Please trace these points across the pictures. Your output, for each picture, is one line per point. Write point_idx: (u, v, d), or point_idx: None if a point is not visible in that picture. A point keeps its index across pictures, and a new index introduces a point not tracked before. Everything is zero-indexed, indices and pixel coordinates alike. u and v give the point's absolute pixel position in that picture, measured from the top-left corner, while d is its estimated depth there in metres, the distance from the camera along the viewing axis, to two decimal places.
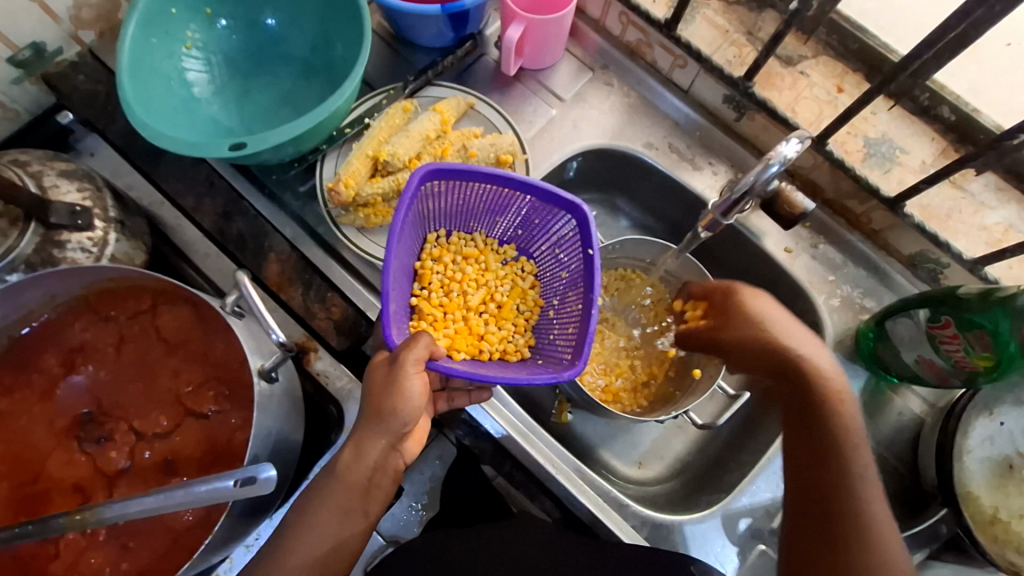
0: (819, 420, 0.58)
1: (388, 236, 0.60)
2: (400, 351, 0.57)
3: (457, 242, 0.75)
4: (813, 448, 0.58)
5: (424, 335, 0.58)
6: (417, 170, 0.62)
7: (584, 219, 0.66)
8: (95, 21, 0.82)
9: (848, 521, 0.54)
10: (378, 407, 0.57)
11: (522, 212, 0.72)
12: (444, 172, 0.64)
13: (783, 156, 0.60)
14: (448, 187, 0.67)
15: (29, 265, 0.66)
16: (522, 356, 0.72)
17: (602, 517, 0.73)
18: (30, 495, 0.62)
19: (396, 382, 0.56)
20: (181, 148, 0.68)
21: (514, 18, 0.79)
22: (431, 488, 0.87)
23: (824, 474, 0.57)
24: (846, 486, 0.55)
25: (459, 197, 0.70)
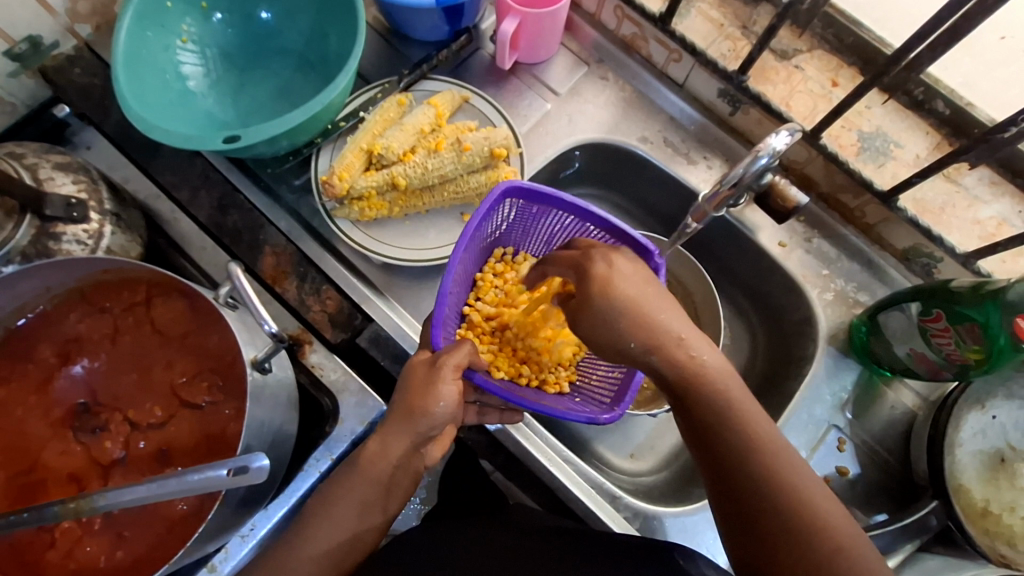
0: (716, 422, 0.54)
1: (457, 242, 0.61)
2: (442, 354, 0.58)
3: (520, 264, 0.76)
4: (717, 452, 0.53)
5: (466, 344, 0.59)
6: (499, 183, 0.63)
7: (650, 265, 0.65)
8: (92, 14, 0.82)
9: (783, 522, 0.49)
10: (411, 407, 0.57)
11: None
12: (519, 193, 0.65)
13: (773, 147, 0.60)
14: (523, 208, 0.69)
15: (24, 257, 0.67)
16: (558, 390, 0.73)
17: (594, 507, 0.73)
18: (26, 484, 0.63)
19: (433, 386, 0.57)
20: (175, 141, 0.68)
21: (509, 11, 0.79)
22: (429, 483, 0.85)
23: (740, 480, 0.52)
24: (769, 485, 0.51)
25: (529, 219, 0.71)
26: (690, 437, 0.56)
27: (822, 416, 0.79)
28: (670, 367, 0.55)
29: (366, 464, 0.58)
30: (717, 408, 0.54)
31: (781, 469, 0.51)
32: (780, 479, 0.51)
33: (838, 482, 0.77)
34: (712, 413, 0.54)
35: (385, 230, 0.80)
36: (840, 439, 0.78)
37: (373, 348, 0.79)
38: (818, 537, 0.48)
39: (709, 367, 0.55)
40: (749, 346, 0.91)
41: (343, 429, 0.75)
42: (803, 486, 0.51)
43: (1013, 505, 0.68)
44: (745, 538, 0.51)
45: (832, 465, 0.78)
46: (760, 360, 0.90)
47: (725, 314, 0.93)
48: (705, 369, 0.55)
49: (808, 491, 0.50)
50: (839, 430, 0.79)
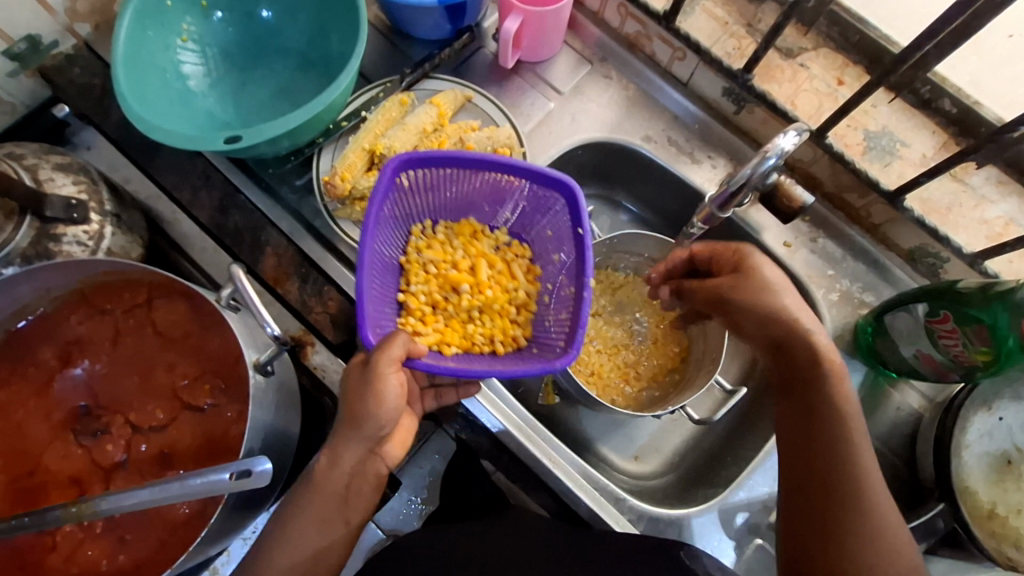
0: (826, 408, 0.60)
1: (363, 232, 0.62)
2: (375, 353, 0.56)
3: (443, 233, 0.74)
4: (815, 431, 0.60)
5: (401, 335, 0.57)
6: (391, 160, 0.64)
7: (574, 198, 0.67)
8: (91, 13, 0.81)
9: (844, 500, 0.57)
10: (354, 412, 0.57)
11: (516, 197, 0.72)
12: (415, 162, 0.65)
13: (781, 147, 0.59)
14: (430, 175, 0.68)
15: (25, 258, 0.66)
16: (517, 346, 0.71)
17: (598, 509, 0.73)
18: (27, 487, 0.62)
19: (373, 384, 0.56)
20: (177, 141, 0.68)
21: (511, 10, 0.78)
22: (431, 482, 0.88)
23: (824, 456, 0.59)
24: (850, 469, 0.58)
25: (439, 183, 0.70)
26: (792, 411, 0.63)
27: None
28: (798, 351, 0.62)
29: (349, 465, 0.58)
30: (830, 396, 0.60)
31: (863, 460, 0.58)
32: (859, 469, 0.58)
33: None
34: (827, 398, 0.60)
35: None
36: None
37: None
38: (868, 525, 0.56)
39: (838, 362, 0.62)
40: None
41: None
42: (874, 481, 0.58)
43: (1020, 508, 0.68)
44: (807, 501, 0.59)
45: None
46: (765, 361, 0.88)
47: None
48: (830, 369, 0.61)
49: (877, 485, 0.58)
50: None
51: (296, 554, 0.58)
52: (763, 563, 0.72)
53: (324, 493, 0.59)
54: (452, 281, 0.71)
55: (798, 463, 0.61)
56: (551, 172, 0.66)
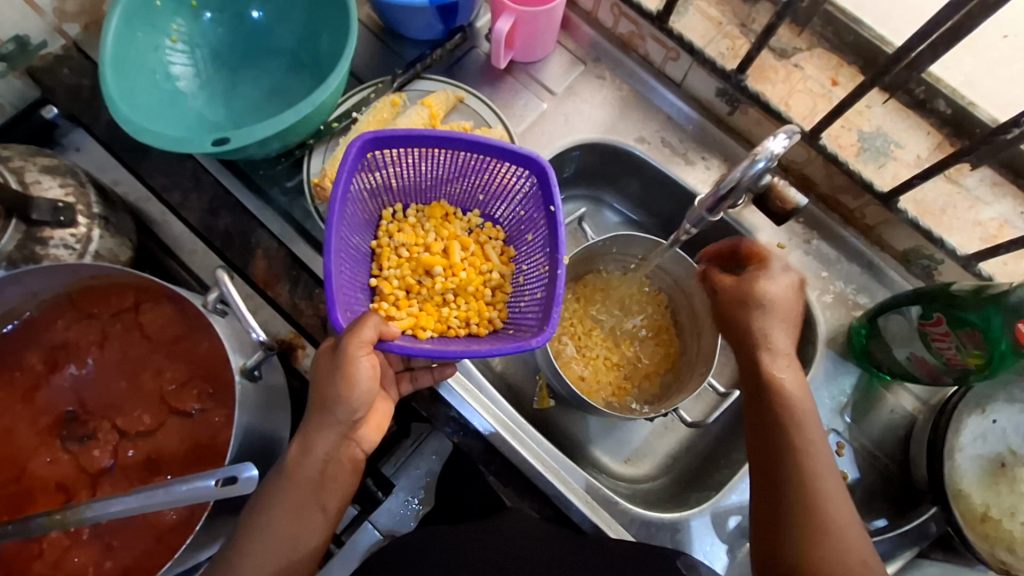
0: (778, 418, 0.61)
1: (329, 213, 0.59)
2: (345, 337, 0.55)
3: (414, 216, 0.74)
4: (770, 442, 0.61)
5: (372, 317, 0.57)
6: (354, 141, 0.61)
7: (545, 176, 0.65)
8: (80, 14, 0.81)
9: (796, 509, 0.57)
10: (323, 397, 0.58)
11: (488, 177, 0.71)
12: (380, 143, 0.63)
13: (771, 151, 0.59)
14: (397, 156, 0.67)
15: (10, 262, 0.65)
16: (494, 329, 0.71)
17: (588, 513, 0.73)
18: (13, 493, 0.62)
19: (343, 368, 0.56)
20: (164, 144, 0.67)
21: (503, 10, 0.78)
22: (428, 483, 0.85)
23: (778, 466, 0.60)
24: (803, 479, 0.58)
25: (408, 164, 0.69)
26: (753, 430, 0.63)
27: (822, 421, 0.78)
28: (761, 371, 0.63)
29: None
30: (784, 406, 0.61)
31: (818, 470, 0.58)
32: (814, 481, 0.58)
33: None
34: (779, 408, 0.61)
35: None
36: (838, 443, 0.77)
37: None
38: (821, 534, 0.56)
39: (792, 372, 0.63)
40: None
41: None
42: (828, 491, 0.58)
43: (1013, 510, 0.68)
44: (765, 510, 0.59)
45: None
46: None
47: None
48: (783, 382, 0.62)
49: (832, 494, 0.58)
50: (837, 434, 0.78)
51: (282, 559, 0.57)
52: None
53: (311, 493, 0.59)
54: (425, 264, 0.70)
55: (761, 483, 0.61)
56: (519, 149, 0.64)
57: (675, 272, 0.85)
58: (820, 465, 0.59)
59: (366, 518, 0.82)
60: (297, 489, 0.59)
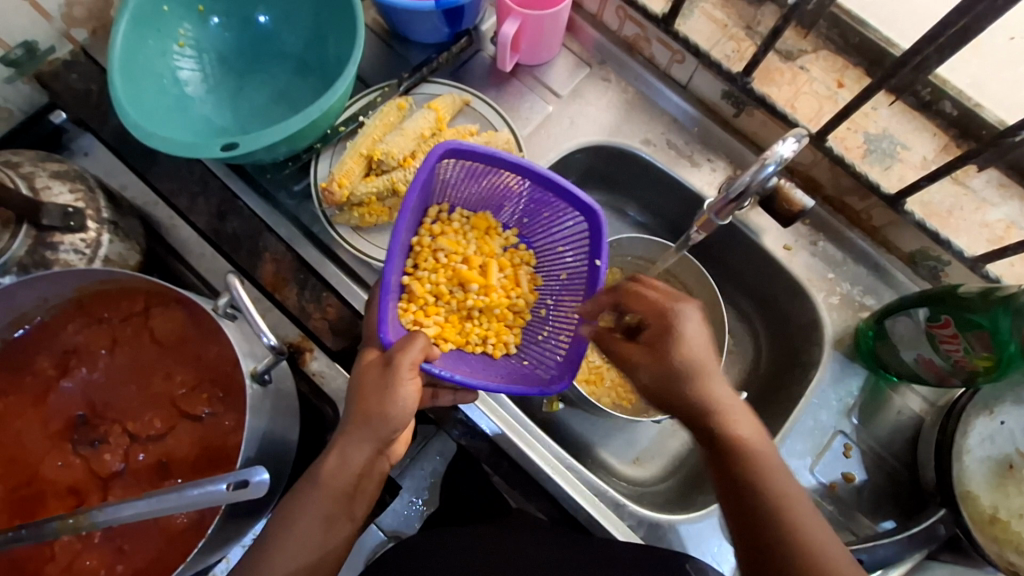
0: (745, 471, 0.56)
1: (399, 214, 0.60)
2: (396, 354, 0.57)
3: (459, 220, 0.73)
4: (752, 515, 0.55)
5: (420, 338, 0.59)
6: (437, 147, 0.62)
7: (598, 227, 0.66)
8: (87, 19, 0.81)
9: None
10: (364, 411, 0.57)
11: (538, 206, 0.71)
12: (459, 153, 0.63)
13: (780, 155, 0.58)
14: (464, 165, 0.67)
15: (21, 267, 0.66)
16: (508, 352, 0.72)
17: (599, 517, 0.72)
18: (26, 497, 0.62)
19: (390, 388, 0.56)
20: (173, 149, 0.67)
21: (509, 14, 0.78)
22: (432, 484, 0.86)
23: (767, 528, 0.54)
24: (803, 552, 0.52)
25: (470, 173, 0.69)
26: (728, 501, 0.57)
27: (829, 422, 0.78)
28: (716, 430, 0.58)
29: (333, 476, 0.57)
30: (755, 471, 0.56)
31: (818, 539, 0.53)
32: (806, 539, 0.53)
33: (844, 488, 0.77)
34: (752, 472, 0.56)
35: (385, 235, 0.78)
36: (846, 445, 0.78)
37: None
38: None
39: (749, 430, 0.58)
40: (752, 349, 0.90)
41: None
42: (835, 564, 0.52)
43: (1022, 512, 0.68)
44: None
45: (839, 471, 0.77)
46: (763, 363, 0.88)
47: (728, 317, 0.92)
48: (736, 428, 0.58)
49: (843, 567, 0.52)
50: (845, 435, 0.78)
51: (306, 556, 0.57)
52: None
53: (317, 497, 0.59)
54: (462, 277, 0.71)
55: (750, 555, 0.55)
56: (586, 200, 0.65)
57: (680, 274, 0.85)
58: (815, 532, 0.53)
59: (371, 519, 0.83)
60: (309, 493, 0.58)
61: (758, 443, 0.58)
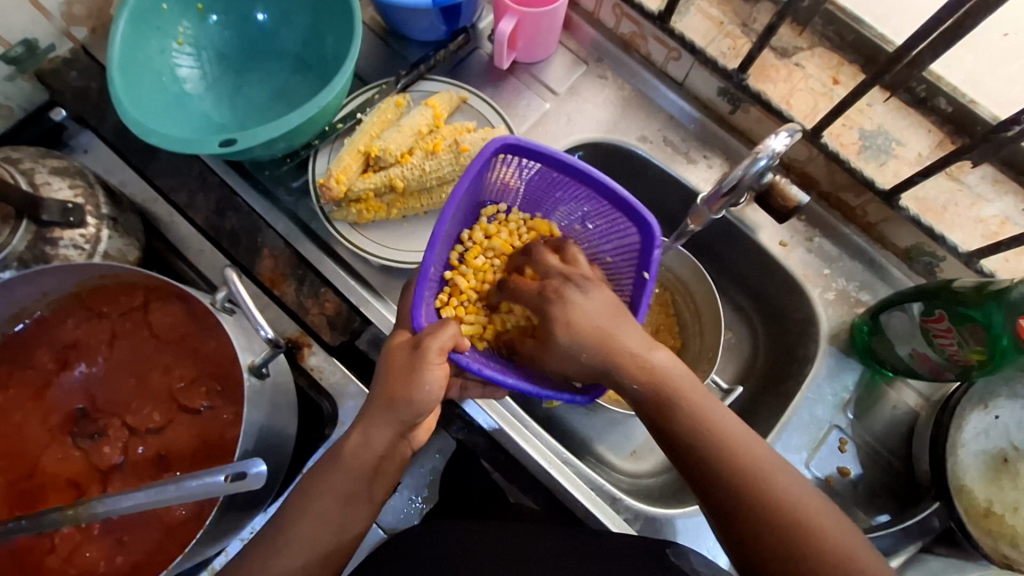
0: (694, 430, 0.55)
1: (449, 200, 0.61)
2: (425, 337, 0.58)
3: (514, 222, 0.74)
4: (701, 469, 0.55)
5: (450, 326, 0.60)
6: (494, 140, 0.63)
7: (649, 236, 0.65)
8: (87, 17, 0.82)
9: (775, 527, 0.52)
10: (392, 394, 0.58)
11: (595, 216, 0.71)
12: (518, 149, 0.65)
13: (772, 149, 0.59)
14: (523, 164, 0.68)
15: (21, 262, 0.66)
16: None
17: (594, 510, 0.73)
18: (26, 489, 0.63)
19: (418, 370, 0.57)
20: (172, 145, 0.68)
21: (506, 11, 0.79)
22: (431, 481, 0.84)
23: (728, 484, 0.53)
24: (755, 489, 0.53)
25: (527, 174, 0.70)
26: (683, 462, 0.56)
27: (824, 417, 0.79)
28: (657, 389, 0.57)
29: (332, 467, 0.58)
30: (690, 421, 0.56)
31: (767, 473, 0.54)
32: (767, 486, 0.53)
33: (840, 482, 0.77)
34: (684, 423, 0.56)
35: (382, 231, 0.79)
36: (841, 440, 0.78)
37: (373, 350, 0.79)
38: (816, 545, 0.51)
39: (676, 377, 0.58)
40: (749, 345, 0.90)
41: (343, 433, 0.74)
42: (788, 491, 0.53)
43: (1016, 506, 0.68)
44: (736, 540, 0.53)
45: (834, 466, 0.77)
46: (760, 359, 0.88)
47: (725, 313, 0.92)
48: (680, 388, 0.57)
49: (799, 495, 0.53)
50: (841, 430, 0.78)
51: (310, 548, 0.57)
52: None
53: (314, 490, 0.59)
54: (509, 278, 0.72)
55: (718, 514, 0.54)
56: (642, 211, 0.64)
57: (677, 270, 0.85)
58: (763, 464, 0.54)
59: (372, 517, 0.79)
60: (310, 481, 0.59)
61: (683, 389, 0.57)
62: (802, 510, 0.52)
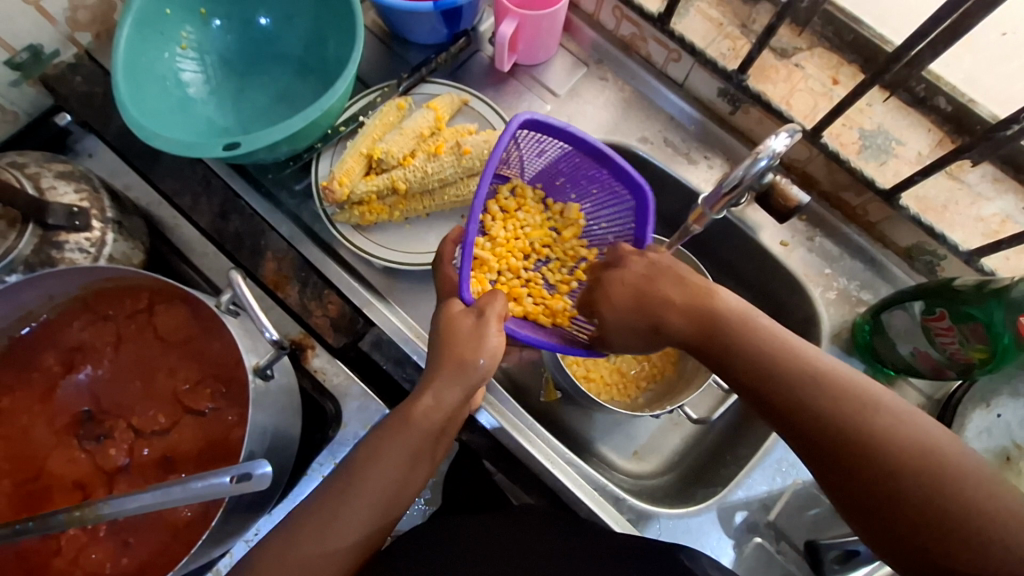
0: (772, 375, 0.52)
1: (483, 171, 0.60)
2: (485, 306, 0.60)
3: (530, 197, 0.77)
4: (795, 413, 0.51)
5: (499, 298, 0.61)
6: (518, 116, 0.62)
7: (648, 204, 0.67)
8: (92, 23, 0.82)
9: (884, 461, 0.47)
10: (457, 358, 0.59)
11: (602, 185, 0.73)
12: (537, 125, 0.65)
13: (772, 149, 0.57)
14: (538, 138, 0.68)
15: (27, 266, 0.67)
16: None
17: (597, 509, 0.73)
18: (32, 491, 0.63)
19: (485, 334, 0.59)
20: (176, 148, 0.68)
21: (507, 14, 0.79)
22: (433, 483, 0.86)
23: (823, 424, 0.49)
24: (854, 425, 0.48)
25: (541, 147, 0.70)
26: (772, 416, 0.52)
27: None
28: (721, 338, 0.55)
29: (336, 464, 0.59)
30: (766, 361, 0.52)
31: (864, 406, 0.49)
32: (866, 419, 0.48)
33: None
34: (759, 366, 0.53)
35: (385, 233, 0.80)
36: None
37: (375, 351, 0.80)
38: (937, 474, 0.46)
39: (740, 314, 0.55)
40: None
41: (347, 433, 0.75)
42: (892, 424, 0.48)
43: None
44: (846, 483, 0.49)
45: None
46: None
47: None
48: (732, 319, 0.55)
49: (903, 429, 0.48)
50: None
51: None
52: (762, 562, 0.73)
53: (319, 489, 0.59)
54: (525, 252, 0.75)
55: (821, 461, 0.50)
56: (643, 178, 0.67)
57: None
58: (857, 399, 0.49)
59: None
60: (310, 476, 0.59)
61: (752, 328, 0.54)
62: (912, 445, 0.47)
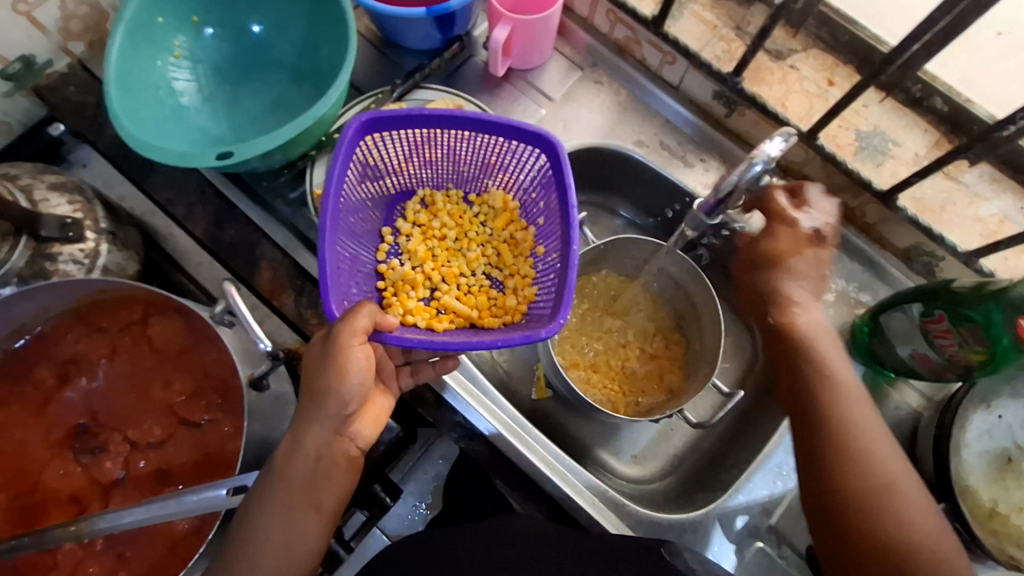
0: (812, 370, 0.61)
1: (330, 178, 0.62)
2: (339, 325, 0.56)
3: (444, 202, 0.79)
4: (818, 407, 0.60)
5: (368, 306, 0.57)
6: (352, 121, 0.65)
7: (561, 168, 0.67)
8: (85, 32, 0.82)
9: (864, 479, 0.56)
10: (313, 389, 0.58)
11: (505, 158, 0.74)
12: (384, 123, 0.67)
13: (768, 154, 0.55)
14: (400, 137, 0.70)
15: (21, 278, 0.67)
16: (523, 314, 0.73)
17: (597, 516, 0.73)
18: (28, 505, 0.63)
19: (335, 357, 0.56)
20: (169, 159, 0.68)
21: (500, 18, 0.79)
22: (434, 488, 0.88)
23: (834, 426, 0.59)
24: (860, 440, 0.58)
25: (414, 147, 0.73)
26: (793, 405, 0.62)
27: None
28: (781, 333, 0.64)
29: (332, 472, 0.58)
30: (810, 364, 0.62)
31: (875, 434, 0.58)
32: (868, 439, 0.58)
33: None
34: (812, 372, 0.61)
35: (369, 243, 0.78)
36: None
37: None
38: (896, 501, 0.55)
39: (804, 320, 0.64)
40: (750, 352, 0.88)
41: None
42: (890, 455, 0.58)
43: (1021, 506, 0.67)
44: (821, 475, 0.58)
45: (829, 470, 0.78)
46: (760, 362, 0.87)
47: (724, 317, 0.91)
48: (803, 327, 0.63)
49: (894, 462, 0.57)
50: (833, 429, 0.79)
51: (310, 541, 0.59)
52: (766, 567, 0.72)
53: (303, 493, 0.58)
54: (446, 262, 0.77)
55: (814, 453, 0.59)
56: (504, 119, 0.67)
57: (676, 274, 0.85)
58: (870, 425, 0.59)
59: (375, 523, 0.84)
60: (296, 479, 0.58)
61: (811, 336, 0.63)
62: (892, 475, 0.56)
